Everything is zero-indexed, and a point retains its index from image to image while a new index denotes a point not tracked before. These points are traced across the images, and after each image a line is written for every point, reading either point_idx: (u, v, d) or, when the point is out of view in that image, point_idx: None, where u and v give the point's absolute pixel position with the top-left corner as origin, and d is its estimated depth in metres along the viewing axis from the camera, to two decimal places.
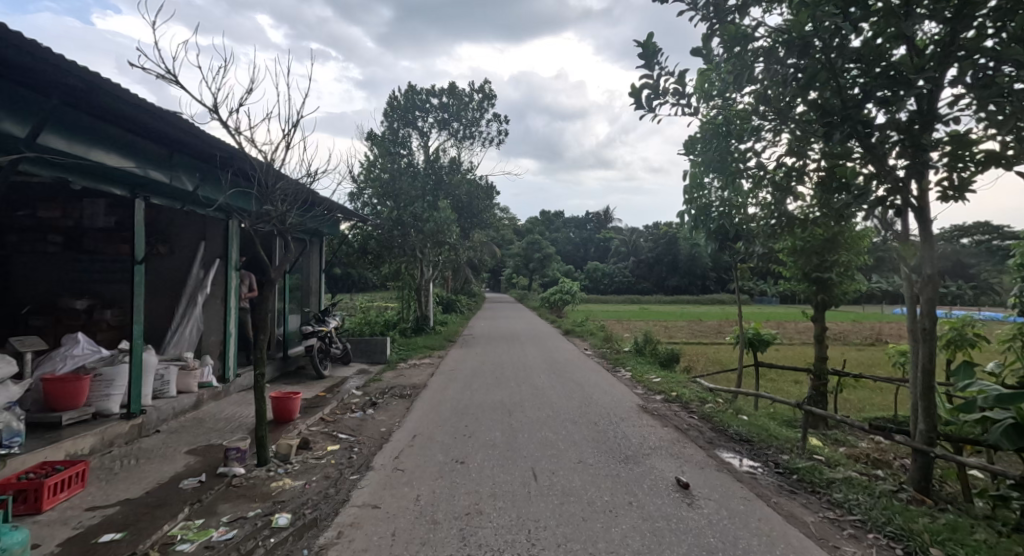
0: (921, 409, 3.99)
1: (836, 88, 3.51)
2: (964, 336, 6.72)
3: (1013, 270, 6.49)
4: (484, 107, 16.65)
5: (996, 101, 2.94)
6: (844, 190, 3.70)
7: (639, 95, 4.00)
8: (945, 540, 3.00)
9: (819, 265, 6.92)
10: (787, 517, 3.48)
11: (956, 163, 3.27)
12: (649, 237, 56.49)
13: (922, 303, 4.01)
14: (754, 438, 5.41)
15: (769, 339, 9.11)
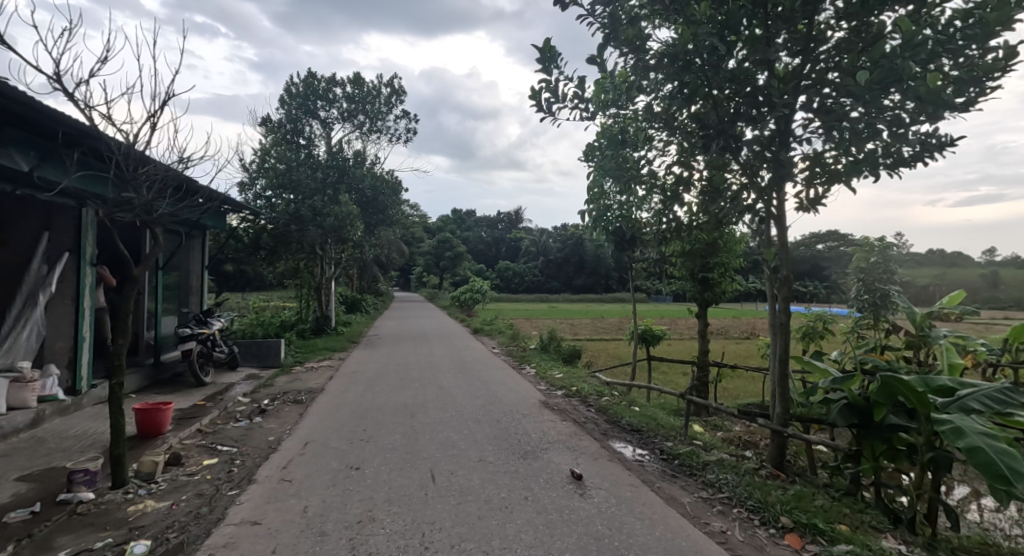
0: (779, 394, 4.53)
1: (713, 104, 3.86)
2: (816, 329, 7.74)
3: (854, 273, 7.59)
4: (392, 101, 16.18)
5: (837, 127, 3.39)
6: (718, 199, 4.07)
7: (538, 98, 4.15)
8: (792, 508, 3.43)
9: (703, 267, 7.57)
10: (668, 500, 3.77)
11: (809, 177, 3.73)
12: (557, 237, 58.37)
13: (780, 301, 4.55)
14: (643, 427, 5.80)
15: (661, 335, 9.81)
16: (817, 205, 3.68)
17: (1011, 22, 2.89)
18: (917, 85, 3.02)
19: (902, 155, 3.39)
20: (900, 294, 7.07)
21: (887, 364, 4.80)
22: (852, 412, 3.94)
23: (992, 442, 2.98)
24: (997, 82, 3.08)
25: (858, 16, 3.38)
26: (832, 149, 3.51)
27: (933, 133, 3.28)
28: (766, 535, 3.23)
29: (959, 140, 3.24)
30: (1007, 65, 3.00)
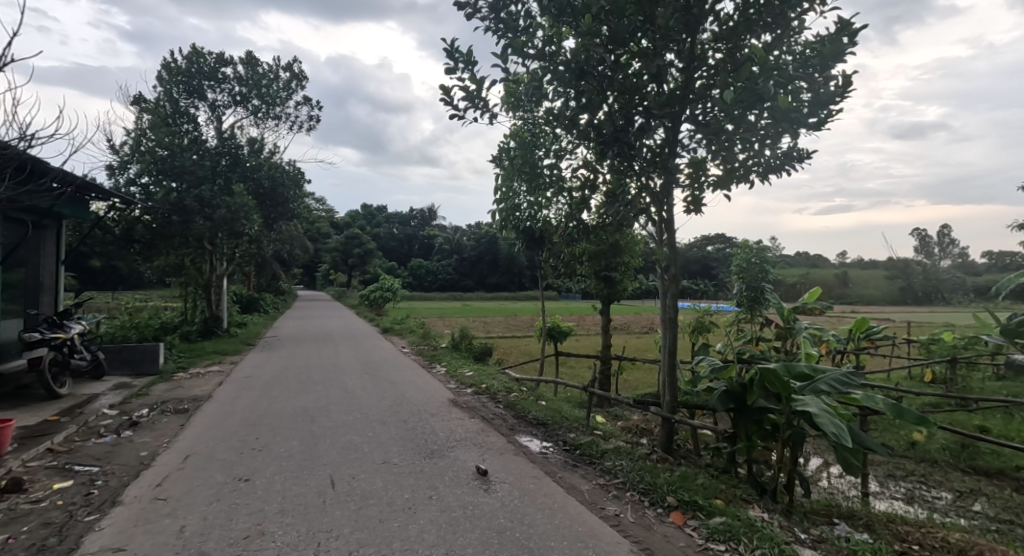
0: (667, 384, 4.90)
1: (609, 111, 4.07)
2: (704, 323, 8.46)
3: (736, 272, 8.41)
4: (292, 87, 15.17)
5: (715, 139, 3.75)
6: (616, 202, 4.31)
7: (449, 93, 4.51)
8: (677, 488, 3.73)
9: (606, 266, 7.97)
10: (568, 489, 3.92)
11: (695, 184, 4.08)
12: (470, 235, 58.33)
13: (669, 298, 4.92)
14: (548, 420, 5.99)
15: (568, 331, 10.16)
16: (700, 208, 4.04)
17: (847, 54, 3.38)
18: (779, 104, 3.42)
19: (769, 166, 3.81)
20: (772, 291, 7.95)
21: (758, 353, 5.38)
22: (729, 397, 4.37)
23: (834, 421, 3.48)
24: (840, 105, 3.57)
25: (730, 40, 3.76)
26: (713, 158, 3.87)
27: (793, 147, 3.73)
28: (654, 515, 3.48)
29: (812, 154, 3.72)
30: (846, 92, 3.50)
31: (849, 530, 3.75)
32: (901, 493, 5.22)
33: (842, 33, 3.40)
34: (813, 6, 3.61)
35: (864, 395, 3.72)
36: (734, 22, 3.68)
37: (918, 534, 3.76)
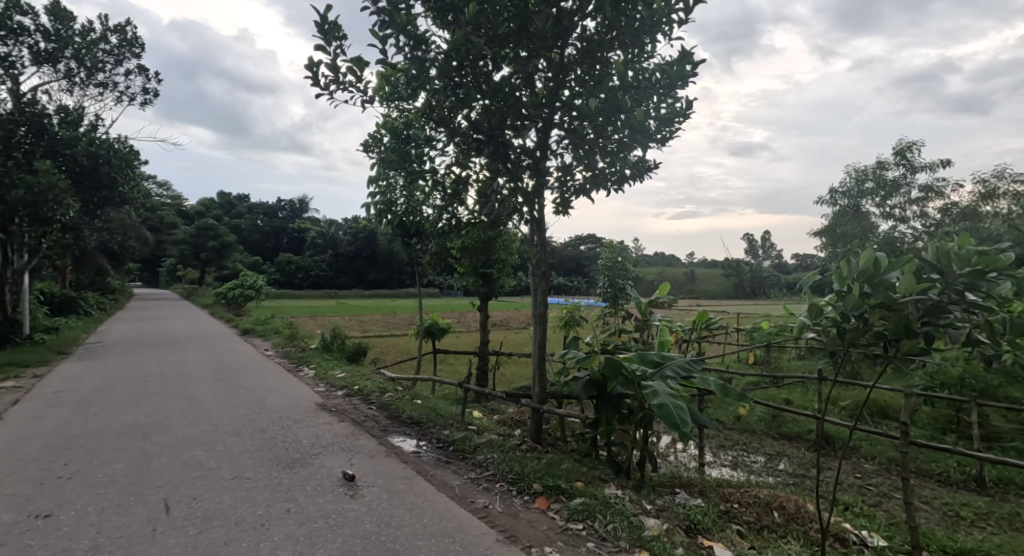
0: (537, 375, 5.09)
1: (484, 108, 4.12)
2: (574, 317, 8.97)
3: (602, 270, 9.06)
4: (122, 51, 12.97)
5: (580, 145, 4.00)
6: (489, 199, 4.37)
7: (314, 73, 4.22)
8: (544, 474, 3.91)
9: (483, 263, 8.05)
10: (439, 486, 3.89)
11: (563, 187, 4.31)
12: (344, 229, 55.19)
13: (540, 294, 5.13)
14: (423, 418, 5.90)
15: (446, 328, 10.09)
16: (567, 210, 4.27)
17: (688, 80, 3.82)
18: (633, 117, 3.76)
19: (625, 174, 4.16)
20: (632, 287, 8.70)
21: (621, 344, 5.87)
22: (592, 386, 4.67)
23: (673, 400, 3.94)
24: (683, 124, 4.02)
25: (594, 55, 4.02)
26: (578, 164, 4.12)
27: (643, 158, 4.11)
28: (521, 503, 3.62)
29: (659, 166, 4.14)
30: (687, 113, 3.96)
31: (686, 497, 4.29)
32: (728, 460, 6.08)
33: (685, 61, 3.83)
34: (663, 35, 4.03)
35: (701, 378, 4.24)
36: (598, 38, 3.94)
37: (738, 493, 4.45)
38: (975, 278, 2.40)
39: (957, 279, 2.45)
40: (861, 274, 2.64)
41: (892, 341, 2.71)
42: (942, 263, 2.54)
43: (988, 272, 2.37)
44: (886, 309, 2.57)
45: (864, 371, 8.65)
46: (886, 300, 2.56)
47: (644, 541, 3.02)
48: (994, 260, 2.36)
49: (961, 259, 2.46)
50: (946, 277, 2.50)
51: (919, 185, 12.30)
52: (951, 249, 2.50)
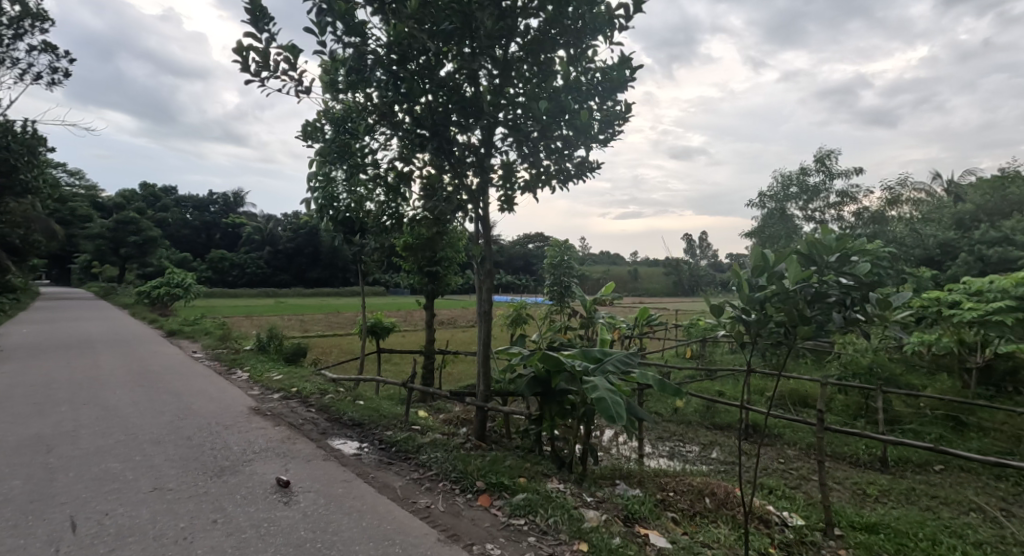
0: (481, 373, 5.08)
1: (429, 103, 4.07)
2: (521, 315, 9.01)
3: (548, 268, 9.17)
4: (24, 25, 11.74)
5: (525, 143, 4.03)
6: (433, 195, 4.31)
7: (245, 58, 4.01)
8: (487, 471, 3.92)
9: (429, 261, 7.93)
10: (380, 488, 3.80)
11: (508, 184, 4.32)
12: (283, 225, 52.72)
13: (484, 291, 5.12)
14: (365, 420, 5.74)
15: (390, 327, 9.86)
16: (513, 207, 4.30)
17: (628, 84, 3.96)
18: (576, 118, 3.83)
19: (568, 173, 4.23)
20: (577, 286, 8.87)
21: (566, 341, 5.99)
22: (536, 382, 4.72)
23: (611, 394, 4.04)
24: (623, 127, 4.15)
25: (538, 55, 4.06)
26: (523, 162, 4.14)
27: (585, 159, 4.20)
28: (464, 501, 3.60)
29: (601, 167, 4.24)
30: (627, 116, 4.08)
31: (625, 488, 4.43)
32: (666, 451, 6.34)
33: (625, 65, 3.95)
34: (606, 40, 4.14)
35: (639, 372, 4.39)
36: (541, 38, 3.99)
37: (673, 482, 4.64)
38: (838, 260, 3.02)
39: (826, 263, 3.04)
40: (756, 266, 3.18)
41: (791, 328, 3.02)
42: (813, 253, 3.13)
43: (846, 253, 2.99)
44: (782, 297, 3.04)
45: (788, 364, 9.27)
46: (782, 289, 3.05)
47: (584, 532, 3.11)
48: (848, 241, 2.98)
49: (825, 248, 3.08)
50: (819, 264, 3.09)
51: (836, 191, 13.34)
52: (816, 240, 3.10)
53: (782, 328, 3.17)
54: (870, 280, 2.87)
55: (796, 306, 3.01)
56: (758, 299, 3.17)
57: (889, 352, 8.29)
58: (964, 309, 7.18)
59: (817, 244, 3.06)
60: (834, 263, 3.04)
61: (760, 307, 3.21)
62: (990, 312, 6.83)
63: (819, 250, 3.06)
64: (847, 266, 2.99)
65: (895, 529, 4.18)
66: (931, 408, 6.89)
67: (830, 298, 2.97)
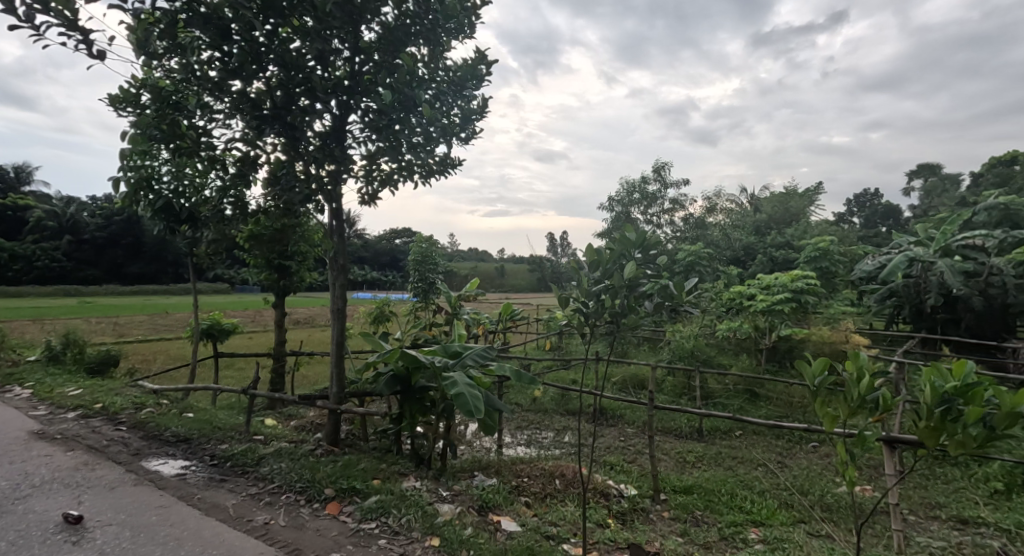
0: (333, 374, 4.79)
1: (268, 83, 3.69)
2: (383, 312, 8.59)
3: (411, 264, 8.94)
4: None
5: (381, 134, 3.88)
6: (277, 183, 3.91)
7: (10, 5, 3.23)
8: (337, 477, 3.72)
9: (280, 253, 7.01)
10: (207, 509, 3.38)
11: (369, 175, 4.09)
12: (90, 208, 43.85)
13: (336, 288, 4.82)
14: (193, 434, 5.04)
15: (231, 328, 8.71)
16: (373, 200, 4.12)
17: (482, 80, 4.04)
18: (434, 113, 3.81)
19: (430, 168, 4.19)
20: (441, 282, 8.77)
21: (429, 337, 5.93)
22: (395, 381, 4.60)
23: (470, 388, 4.11)
24: (481, 123, 4.22)
25: (393, 42, 3.92)
26: (383, 154, 3.96)
27: (447, 154, 4.19)
28: (309, 511, 3.38)
29: (462, 163, 4.28)
30: (484, 112, 4.16)
31: (483, 479, 4.58)
32: (523, 439, 6.66)
33: (479, 62, 4.03)
34: (461, 35, 4.18)
35: (497, 365, 4.53)
36: (394, 25, 3.86)
37: (528, 468, 4.90)
38: (645, 254, 3.74)
39: (635, 257, 3.73)
40: (593, 262, 3.79)
41: (620, 318, 3.77)
42: (624, 247, 3.77)
43: (649, 248, 3.72)
44: (612, 288, 3.74)
45: (630, 351, 10.32)
46: (611, 281, 3.72)
47: (437, 528, 3.15)
48: (649, 239, 3.69)
49: (633, 244, 3.77)
50: (634, 256, 3.76)
51: (669, 198, 15.22)
52: (627, 237, 3.74)
53: (613, 316, 3.84)
54: (668, 269, 3.64)
55: (622, 297, 3.72)
56: (595, 291, 3.75)
57: (707, 337, 9.75)
58: (758, 300, 8.86)
59: (628, 241, 3.71)
60: (642, 256, 3.75)
61: (595, 296, 3.79)
62: (774, 302, 8.54)
63: (630, 246, 3.73)
64: (650, 259, 3.76)
65: (704, 488, 4.94)
66: (735, 384, 8.21)
67: (642, 286, 3.68)
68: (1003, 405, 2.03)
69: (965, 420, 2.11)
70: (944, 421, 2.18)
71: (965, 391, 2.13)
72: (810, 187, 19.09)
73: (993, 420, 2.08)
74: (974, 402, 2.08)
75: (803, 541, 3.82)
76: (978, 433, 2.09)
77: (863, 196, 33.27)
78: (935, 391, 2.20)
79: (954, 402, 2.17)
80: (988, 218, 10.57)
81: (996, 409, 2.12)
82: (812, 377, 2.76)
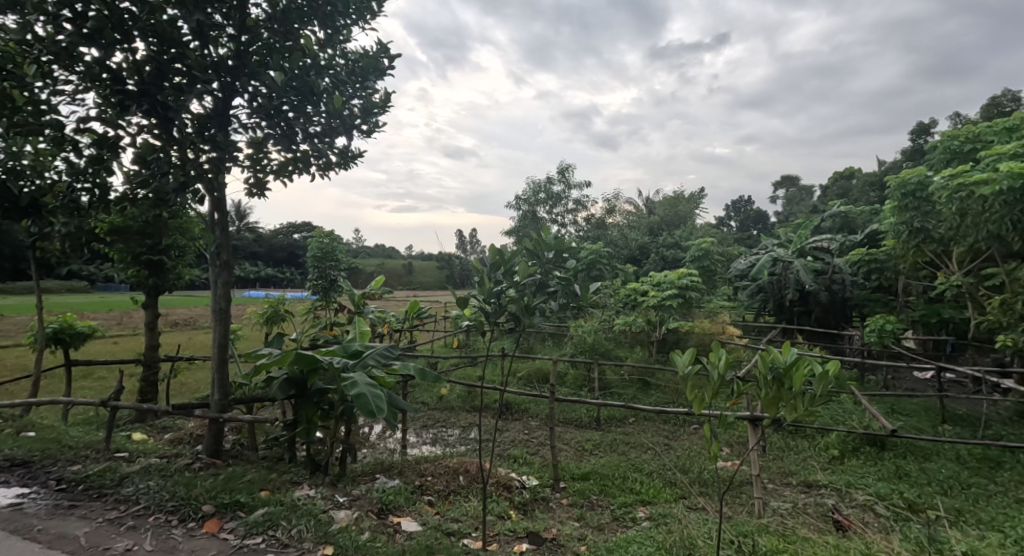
0: (215, 381, 4.37)
1: (132, 54, 3.26)
2: (278, 312, 7.95)
3: (310, 261, 8.37)
4: None
5: (271, 120, 3.56)
6: (142, 169, 3.43)
7: None
8: (218, 492, 3.41)
9: (150, 248, 6.17)
10: (51, 542, 2.93)
11: (258, 164, 3.63)
12: None
13: (219, 286, 4.40)
14: (35, 456, 4.32)
15: (88, 332, 7.56)
16: (261, 193, 3.73)
17: (384, 73, 3.88)
18: (331, 102, 3.57)
19: (329, 161, 3.90)
20: (343, 280, 8.30)
21: (331, 337, 5.63)
22: (289, 384, 4.31)
23: (371, 388, 3.95)
24: (383, 117, 4.03)
25: (285, 24, 3.63)
26: (273, 140, 3.58)
27: (347, 147, 3.94)
28: (182, 533, 3.07)
29: (364, 157, 4.05)
30: (386, 105, 3.98)
31: (384, 481, 4.47)
32: (428, 438, 6.59)
33: (381, 54, 3.87)
34: (360, 24, 4.00)
35: (400, 364, 4.40)
36: (286, 5, 3.59)
37: (431, 467, 4.85)
38: (557, 257, 3.99)
39: (548, 258, 3.94)
40: (494, 263, 3.88)
41: (519, 318, 3.96)
42: (538, 252, 4.01)
43: (560, 250, 3.95)
44: (514, 289, 3.89)
45: (535, 347, 10.61)
46: (512, 282, 3.86)
47: (331, 535, 3.04)
48: (562, 243, 3.96)
49: (545, 247, 3.99)
50: (543, 259, 3.95)
51: (572, 199, 15.85)
52: (541, 240, 3.98)
53: (513, 317, 4.00)
54: (576, 273, 3.90)
55: (525, 297, 3.90)
56: (494, 294, 3.88)
57: (606, 331, 10.32)
58: (650, 296, 9.54)
59: (541, 243, 3.93)
60: (552, 258, 3.95)
61: (495, 298, 3.92)
62: (664, 298, 9.28)
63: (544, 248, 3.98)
64: (561, 260, 3.99)
65: (600, 474, 5.25)
66: (630, 374, 8.78)
67: (551, 288, 3.95)
68: (821, 371, 2.61)
69: (795, 386, 2.63)
70: (780, 391, 2.71)
71: (790, 364, 2.67)
72: (695, 193, 20.93)
73: (815, 388, 2.62)
74: (797, 373, 2.63)
75: (682, 514, 4.20)
76: (805, 398, 2.66)
77: (739, 202, 37.18)
78: (770, 363, 2.72)
79: (782, 373, 2.69)
80: (833, 224, 12.36)
81: (816, 380, 2.67)
82: (683, 366, 3.08)
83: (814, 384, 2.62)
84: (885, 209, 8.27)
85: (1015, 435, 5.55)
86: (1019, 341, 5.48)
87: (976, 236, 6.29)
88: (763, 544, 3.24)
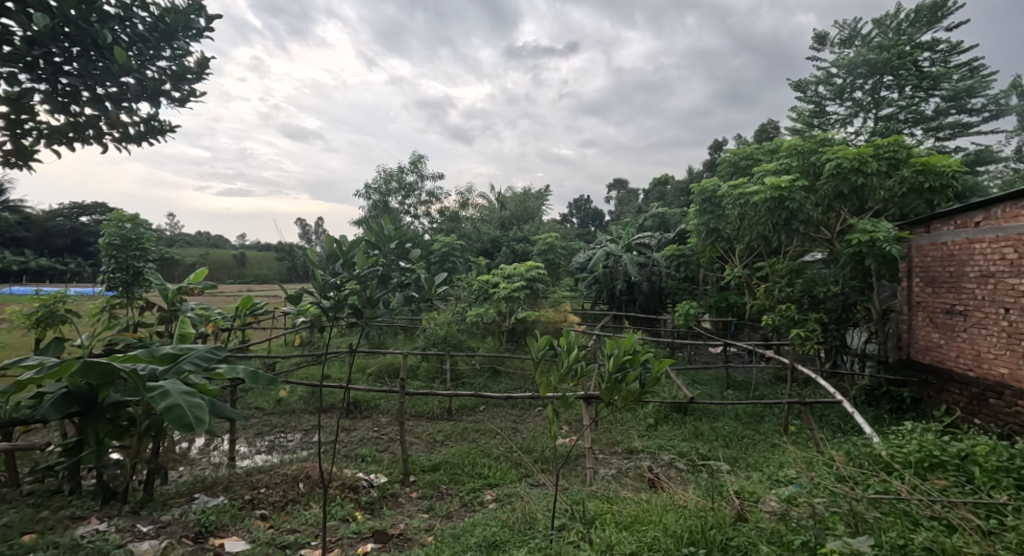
0: None
1: None
2: (56, 314, 6.39)
3: (102, 249, 6.58)
4: None
5: (35, 75, 2.81)
6: None
7: None
8: None
9: None
10: None
11: (15, 129, 2.85)
12: None
13: None
14: None
15: None
16: (22, 165, 2.94)
17: (200, 35, 3.29)
18: (124, 60, 2.93)
19: (126, 132, 3.22)
20: (153, 272, 6.87)
21: (133, 341, 4.70)
22: (71, 401, 3.50)
23: (188, 398, 3.40)
24: (199, 86, 3.43)
25: None
26: (40, 100, 2.84)
27: (152, 116, 3.26)
28: None
29: (176, 130, 3.41)
30: (202, 73, 3.38)
31: (205, 501, 3.94)
32: (263, 446, 6.00)
33: (193, 11, 3.28)
34: None
35: (226, 367, 3.84)
36: None
37: (266, 477, 4.41)
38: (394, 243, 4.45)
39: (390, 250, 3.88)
40: (332, 255, 3.63)
41: (361, 309, 3.80)
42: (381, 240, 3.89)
43: None
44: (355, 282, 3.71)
45: (384, 342, 10.23)
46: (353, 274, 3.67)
47: None
48: None
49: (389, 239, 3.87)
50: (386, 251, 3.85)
51: (425, 190, 15.61)
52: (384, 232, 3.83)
53: (357, 310, 3.81)
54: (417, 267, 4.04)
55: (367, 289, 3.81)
56: (330, 288, 3.63)
57: (458, 323, 10.42)
58: (501, 288, 9.93)
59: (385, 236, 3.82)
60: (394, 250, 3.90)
61: (332, 291, 3.67)
62: (513, 289, 9.75)
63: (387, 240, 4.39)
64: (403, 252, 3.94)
65: (450, 463, 5.32)
66: (481, 363, 9.04)
67: (388, 279, 3.96)
68: (650, 365, 3.06)
69: (628, 380, 3.05)
70: (617, 382, 3.09)
71: (629, 353, 3.09)
72: (541, 190, 22.12)
73: (647, 378, 3.09)
74: (636, 367, 3.07)
75: (525, 492, 4.48)
76: (634, 386, 3.09)
77: (578, 202, 40.45)
78: (615, 359, 3.09)
79: (624, 369, 3.09)
80: (653, 223, 14.20)
81: (649, 371, 3.12)
82: (536, 352, 3.27)
83: (645, 370, 3.09)
84: (688, 212, 9.78)
85: (772, 394, 7.06)
86: (776, 319, 6.95)
87: (750, 235, 7.79)
88: (591, 508, 3.62)
